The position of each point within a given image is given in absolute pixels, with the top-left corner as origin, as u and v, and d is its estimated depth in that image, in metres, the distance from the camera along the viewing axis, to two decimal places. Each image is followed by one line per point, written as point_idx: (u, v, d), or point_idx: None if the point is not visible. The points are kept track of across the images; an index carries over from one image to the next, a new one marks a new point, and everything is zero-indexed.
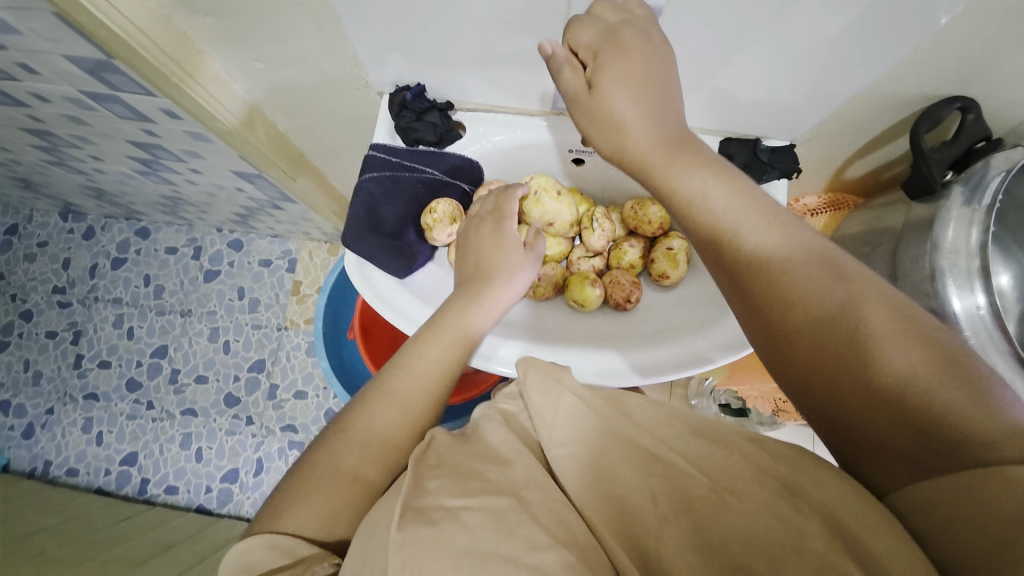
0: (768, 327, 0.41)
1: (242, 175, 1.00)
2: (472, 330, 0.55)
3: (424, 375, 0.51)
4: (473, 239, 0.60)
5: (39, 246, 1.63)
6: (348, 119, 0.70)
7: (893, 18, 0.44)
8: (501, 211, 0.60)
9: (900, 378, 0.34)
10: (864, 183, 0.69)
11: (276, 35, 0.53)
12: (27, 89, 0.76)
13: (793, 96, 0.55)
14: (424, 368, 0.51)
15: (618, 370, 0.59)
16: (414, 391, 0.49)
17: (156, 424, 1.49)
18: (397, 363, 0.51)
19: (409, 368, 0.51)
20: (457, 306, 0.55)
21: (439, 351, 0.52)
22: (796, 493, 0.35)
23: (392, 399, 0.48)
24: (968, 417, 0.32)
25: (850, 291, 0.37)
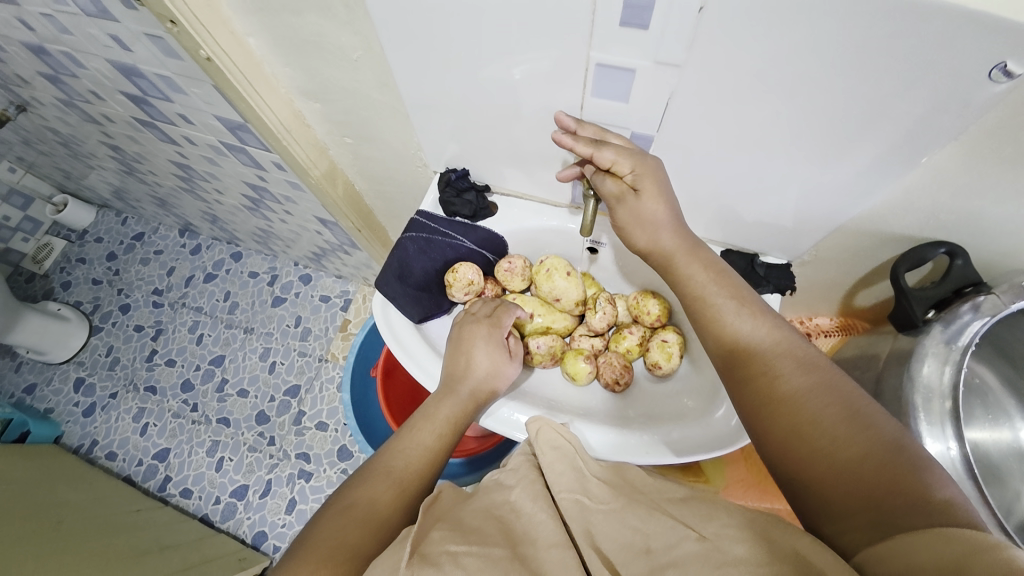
0: (753, 399, 0.47)
1: (322, 221, 1.19)
2: (461, 415, 0.60)
3: (425, 443, 0.58)
4: (464, 337, 0.65)
5: (155, 253, 1.95)
6: (410, 187, 0.85)
7: (864, 167, 0.50)
8: (494, 318, 0.67)
9: (857, 445, 0.39)
10: (874, 313, 0.69)
11: (363, 119, 0.69)
12: (182, 134, 1.00)
13: (787, 221, 0.61)
14: (426, 437, 0.58)
15: (623, 447, 0.60)
16: (412, 459, 0.56)
17: (193, 426, 1.62)
18: (401, 438, 0.58)
19: (412, 441, 0.57)
20: (444, 397, 0.60)
21: (437, 430, 0.59)
22: (770, 541, 0.38)
23: (399, 467, 0.54)
24: (910, 494, 0.35)
25: (820, 376, 0.45)
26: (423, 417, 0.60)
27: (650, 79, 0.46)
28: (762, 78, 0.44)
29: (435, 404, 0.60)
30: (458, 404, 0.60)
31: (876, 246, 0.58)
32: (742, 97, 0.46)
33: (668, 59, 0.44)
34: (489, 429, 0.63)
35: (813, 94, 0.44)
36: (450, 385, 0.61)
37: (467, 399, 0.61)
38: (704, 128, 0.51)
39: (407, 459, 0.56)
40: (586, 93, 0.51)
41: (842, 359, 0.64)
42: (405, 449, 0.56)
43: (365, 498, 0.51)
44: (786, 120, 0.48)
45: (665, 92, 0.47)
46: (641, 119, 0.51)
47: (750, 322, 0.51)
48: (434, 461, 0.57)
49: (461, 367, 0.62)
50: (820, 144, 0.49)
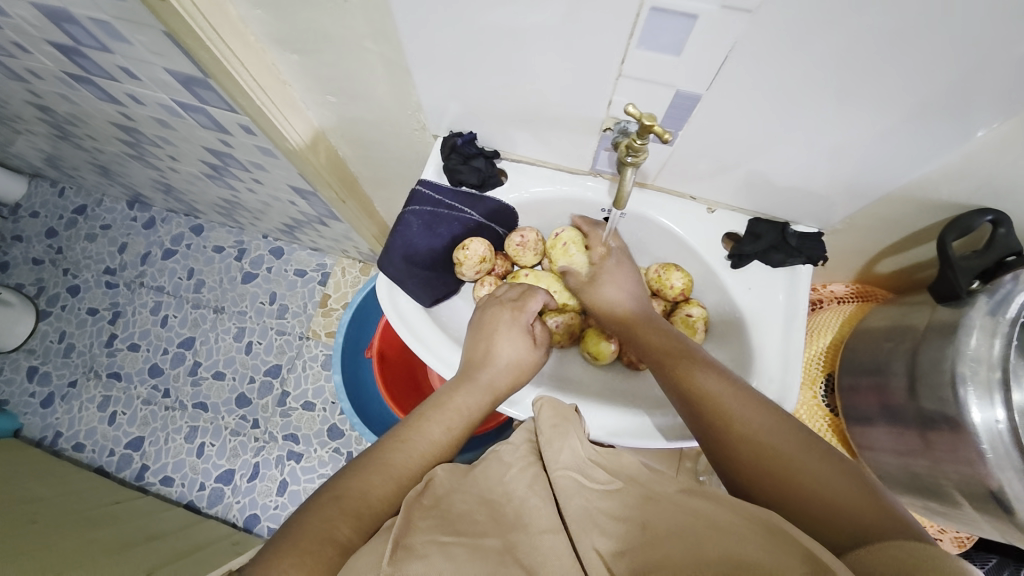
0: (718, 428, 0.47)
1: (297, 191, 1.08)
2: (476, 410, 0.55)
3: (436, 433, 0.52)
4: (486, 321, 0.61)
5: (101, 228, 1.77)
6: (403, 153, 0.77)
7: (922, 132, 0.46)
8: (517, 301, 0.63)
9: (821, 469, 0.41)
10: (894, 279, 0.68)
11: (352, 74, 0.60)
12: (126, 91, 0.86)
13: (823, 187, 0.57)
14: (436, 426, 0.52)
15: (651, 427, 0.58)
16: (423, 452, 0.50)
17: (167, 412, 1.53)
18: (410, 425, 0.52)
19: (422, 429, 0.52)
20: (462, 386, 0.56)
21: (452, 422, 0.53)
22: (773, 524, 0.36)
23: (406, 458, 0.49)
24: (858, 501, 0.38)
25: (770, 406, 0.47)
26: (435, 403, 0.54)
27: (710, 30, 0.40)
28: (838, 27, 0.39)
29: (451, 391, 0.55)
30: (477, 396, 0.55)
31: (913, 212, 0.56)
32: (811, 53, 0.41)
33: (738, 4, 0.38)
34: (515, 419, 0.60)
35: (888, 48, 0.39)
36: (471, 373, 0.57)
37: (489, 390, 0.56)
38: (756, 88, 0.46)
39: (416, 451, 0.50)
40: (630, 44, 0.44)
41: (867, 327, 0.63)
42: (415, 438, 0.51)
43: (366, 484, 0.46)
44: (849, 80, 0.43)
45: (726, 45, 0.41)
46: (689, 76, 0.45)
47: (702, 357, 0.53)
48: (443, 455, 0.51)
49: (480, 357, 0.58)
50: (878, 106, 0.45)
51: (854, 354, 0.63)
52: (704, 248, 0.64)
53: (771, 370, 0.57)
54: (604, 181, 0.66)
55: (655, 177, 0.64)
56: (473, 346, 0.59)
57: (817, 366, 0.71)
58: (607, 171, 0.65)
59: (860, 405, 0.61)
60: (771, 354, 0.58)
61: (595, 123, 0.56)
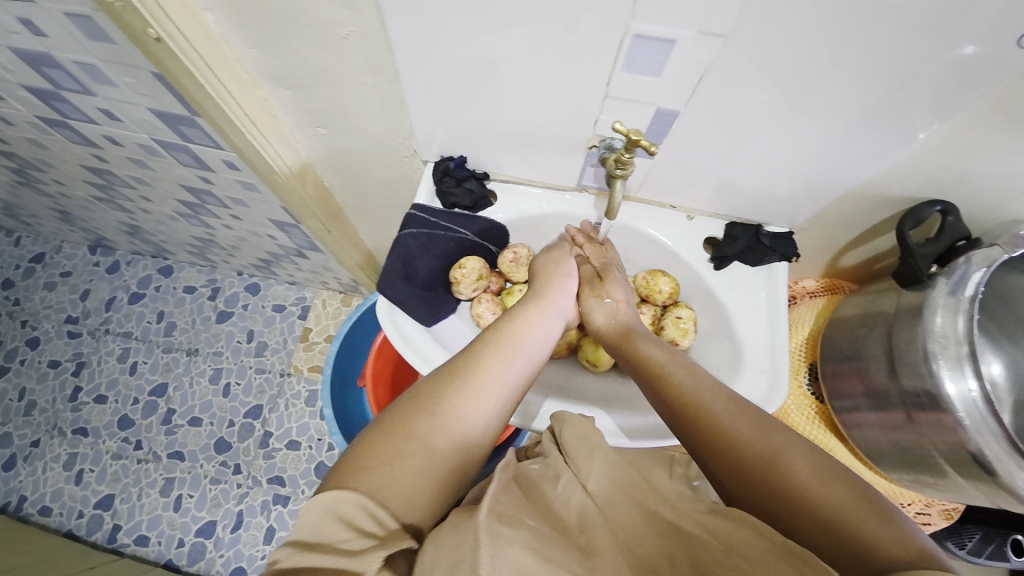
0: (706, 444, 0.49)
1: (278, 224, 1.08)
2: (523, 373, 0.53)
3: (483, 389, 0.49)
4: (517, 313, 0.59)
5: (62, 275, 1.69)
6: (391, 180, 0.79)
7: (876, 135, 0.52)
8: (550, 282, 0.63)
9: (831, 491, 0.42)
10: (858, 270, 0.74)
11: (344, 106, 0.62)
12: (103, 133, 0.85)
13: (790, 191, 0.62)
14: (486, 383, 0.50)
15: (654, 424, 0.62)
16: (472, 408, 0.48)
17: (140, 465, 1.44)
18: (455, 375, 0.49)
19: (470, 383, 0.49)
20: (509, 347, 0.53)
21: (502, 383, 0.51)
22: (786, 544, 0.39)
23: (455, 412, 0.47)
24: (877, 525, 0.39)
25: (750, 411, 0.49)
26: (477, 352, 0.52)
27: (688, 55, 0.45)
28: (800, 47, 0.44)
29: (496, 347, 0.52)
30: (523, 358, 0.54)
31: (870, 208, 0.61)
32: (781, 70, 0.46)
33: (716, 30, 0.42)
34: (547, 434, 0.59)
35: (843, 62, 0.45)
36: (516, 335, 0.55)
37: (533, 354, 0.55)
38: (730, 104, 0.51)
39: (464, 408, 0.48)
40: (616, 67, 0.48)
41: (841, 317, 0.68)
42: (463, 392, 0.48)
43: (421, 431, 0.45)
44: (812, 94, 0.49)
45: (705, 67, 0.46)
46: (669, 95, 0.50)
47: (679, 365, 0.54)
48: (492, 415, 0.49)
49: (522, 327, 0.56)
50: (836, 115, 0.51)
51: (832, 342, 0.67)
52: (687, 253, 0.68)
53: (761, 363, 0.61)
54: (588, 196, 0.70)
55: (638, 190, 0.68)
56: (515, 315, 0.57)
57: (799, 357, 0.75)
58: (591, 186, 0.69)
59: (844, 390, 0.65)
60: (760, 347, 0.62)
61: (579, 142, 0.60)
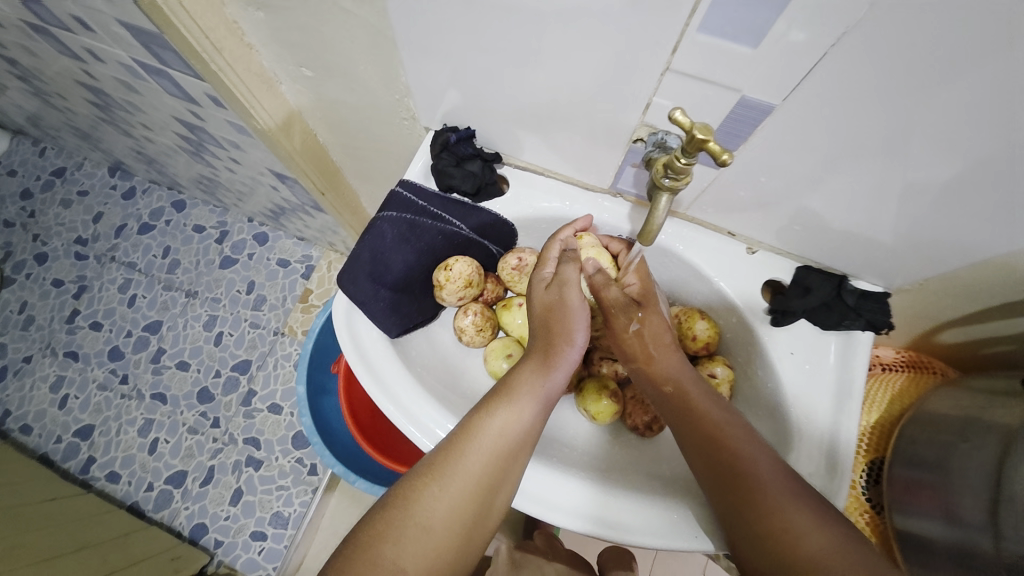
0: (767, 565, 0.37)
1: (278, 176, 0.97)
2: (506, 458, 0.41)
3: (458, 491, 0.39)
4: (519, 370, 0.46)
5: (78, 194, 1.65)
6: (391, 146, 0.65)
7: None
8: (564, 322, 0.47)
9: None
10: (958, 352, 0.57)
11: (328, 42, 0.49)
12: (84, 46, 0.74)
13: (897, 240, 0.45)
14: (461, 480, 0.39)
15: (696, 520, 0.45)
16: (445, 515, 0.38)
17: (123, 401, 1.41)
18: (425, 474, 0.39)
19: (440, 485, 0.39)
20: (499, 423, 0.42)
21: (483, 478, 0.40)
22: None
23: (424, 521, 0.37)
24: None
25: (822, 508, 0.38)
26: (452, 441, 0.41)
27: (816, 7, 0.29)
28: (992, 28, 0.27)
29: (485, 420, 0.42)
30: (514, 447, 0.41)
31: (1007, 285, 0.44)
32: (944, 56, 0.29)
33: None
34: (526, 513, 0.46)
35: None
36: (510, 408, 0.42)
37: (528, 437, 0.42)
38: (854, 102, 0.34)
39: (434, 518, 0.37)
40: (689, 25, 0.32)
41: (933, 414, 0.51)
42: (433, 491, 0.38)
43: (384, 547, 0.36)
44: (987, 107, 0.31)
45: (831, 31, 0.30)
46: (762, 72, 0.34)
47: (762, 460, 0.41)
48: (473, 521, 0.39)
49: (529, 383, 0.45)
50: (1013, 148, 0.33)
51: (915, 446, 0.51)
52: (739, 295, 0.52)
53: (813, 465, 0.46)
54: (624, 202, 0.55)
55: (690, 206, 0.52)
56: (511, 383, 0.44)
57: (857, 449, 0.59)
58: (629, 192, 0.53)
59: (913, 507, 0.49)
60: (815, 443, 0.46)
61: (623, 132, 0.45)
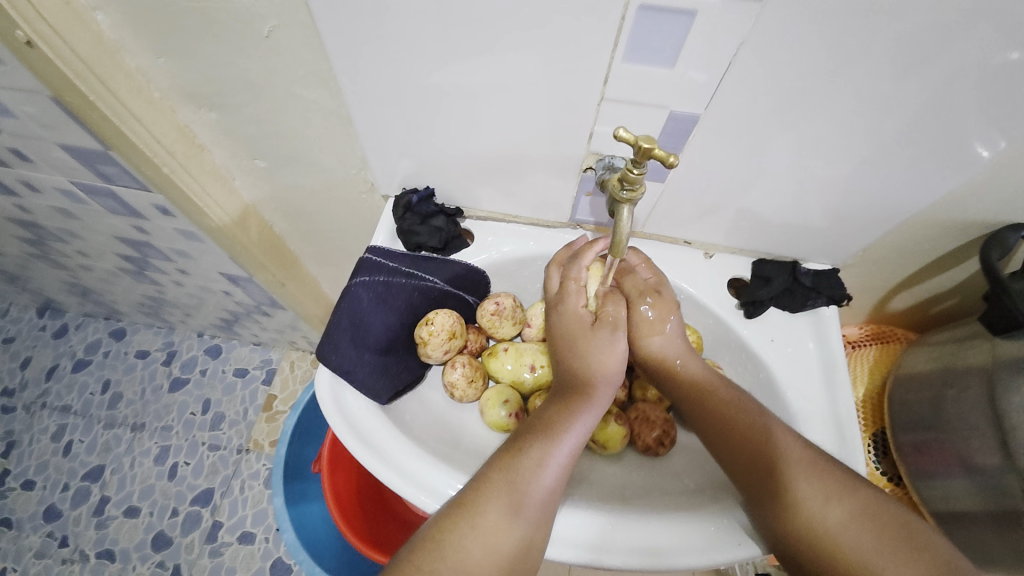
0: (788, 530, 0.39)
1: (231, 278, 0.94)
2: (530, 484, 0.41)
3: (487, 532, 0.38)
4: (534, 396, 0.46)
5: (1, 342, 1.51)
6: (351, 221, 0.67)
7: (952, 138, 0.40)
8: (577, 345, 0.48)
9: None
10: (909, 313, 0.62)
11: (282, 130, 0.51)
12: (19, 177, 0.73)
13: (829, 219, 0.51)
14: (491, 522, 0.38)
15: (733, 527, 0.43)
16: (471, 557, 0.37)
17: (64, 568, 1.20)
18: (454, 514, 0.39)
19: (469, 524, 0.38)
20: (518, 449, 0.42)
21: (515, 515, 0.39)
22: None
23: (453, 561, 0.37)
24: None
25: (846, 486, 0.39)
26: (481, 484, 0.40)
27: (713, 27, 0.34)
28: (847, 22, 0.33)
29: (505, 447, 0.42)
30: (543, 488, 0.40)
31: (934, 237, 0.50)
32: (820, 52, 0.35)
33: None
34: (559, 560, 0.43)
35: (908, 37, 0.34)
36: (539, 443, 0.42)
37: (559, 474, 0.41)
38: (761, 104, 0.40)
39: (470, 557, 0.37)
40: (614, 57, 0.37)
41: (911, 373, 0.54)
42: (460, 526, 0.38)
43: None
44: (869, 82, 0.37)
45: (732, 43, 0.35)
46: (682, 89, 0.39)
47: (782, 434, 0.42)
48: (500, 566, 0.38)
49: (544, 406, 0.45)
50: (894, 116, 0.39)
51: (906, 406, 0.53)
52: (711, 297, 0.55)
53: (824, 439, 0.47)
54: (586, 232, 0.58)
55: (646, 224, 0.56)
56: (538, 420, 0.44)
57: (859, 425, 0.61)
58: (589, 221, 0.57)
59: (935, 470, 0.50)
60: (819, 418, 0.48)
61: (574, 164, 0.49)
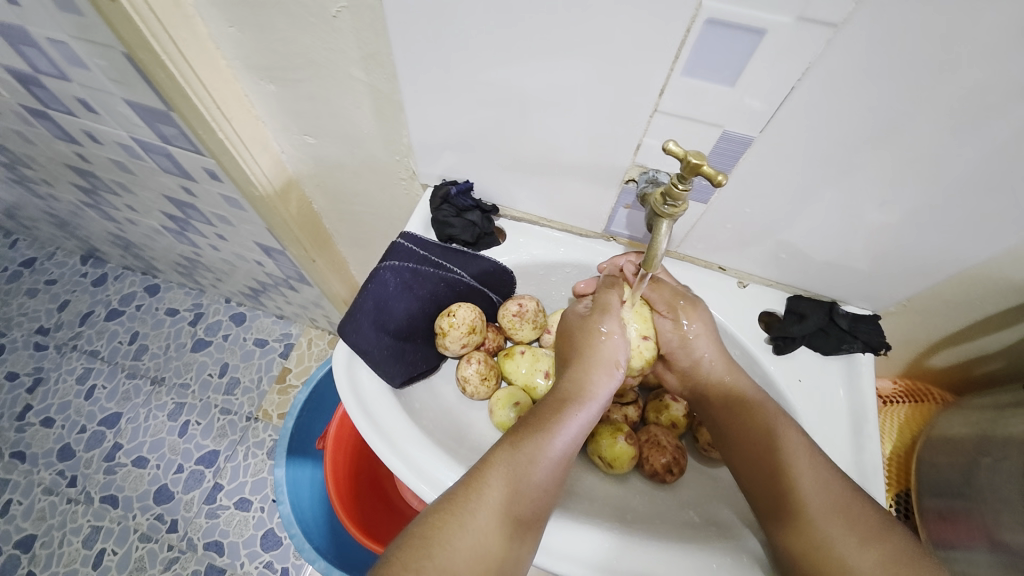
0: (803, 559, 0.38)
1: (265, 249, 0.97)
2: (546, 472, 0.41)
3: (487, 532, 0.37)
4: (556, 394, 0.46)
5: (46, 283, 1.60)
6: (387, 207, 0.68)
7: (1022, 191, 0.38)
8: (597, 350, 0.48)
9: None
10: (949, 373, 0.59)
11: (335, 109, 0.52)
12: (84, 128, 0.77)
13: (875, 264, 0.49)
14: (489, 521, 0.37)
15: (737, 567, 0.42)
16: (469, 557, 0.36)
17: (69, 507, 1.24)
18: (447, 513, 0.37)
19: (465, 524, 0.37)
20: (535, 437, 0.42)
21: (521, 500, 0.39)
22: None
23: (449, 565, 0.35)
24: None
25: (861, 519, 0.38)
26: (476, 479, 0.39)
27: (783, 49, 0.33)
28: (922, 57, 0.32)
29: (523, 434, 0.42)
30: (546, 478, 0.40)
31: (987, 294, 0.47)
32: (887, 87, 0.34)
33: (821, 16, 0.31)
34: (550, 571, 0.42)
35: (988, 77, 0.32)
36: (538, 442, 0.42)
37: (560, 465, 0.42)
38: (817, 135, 0.39)
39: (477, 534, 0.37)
40: (674, 68, 0.37)
41: (945, 436, 0.51)
42: (456, 524, 0.36)
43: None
44: (939, 122, 0.35)
45: (799, 65, 0.34)
46: (738, 109, 0.38)
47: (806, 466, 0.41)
48: (501, 563, 0.37)
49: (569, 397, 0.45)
50: (962, 161, 0.37)
51: (936, 470, 0.50)
52: (740, 328, 0.53)
53: None
54: (618, 245, 0.57)
55: (681, 245, 0.55)
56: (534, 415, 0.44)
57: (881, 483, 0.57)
58: (622, 234, 0.56)
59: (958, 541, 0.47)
60: (842, 468, 0.45)
61: (615, 174, 0.48)
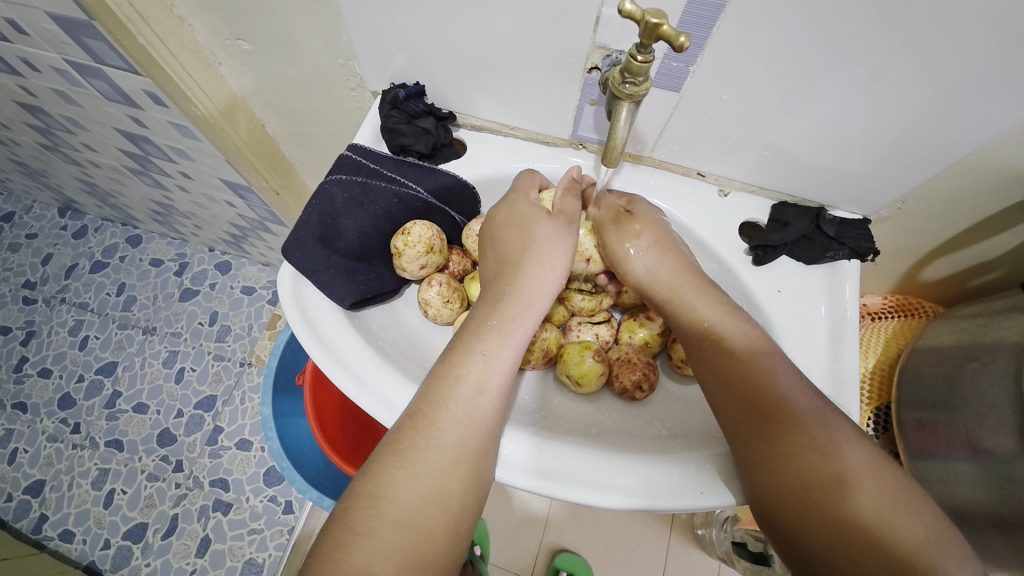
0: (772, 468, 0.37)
1: (231, 187, 0.92)
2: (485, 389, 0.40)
3: (435, 471, 0.36)
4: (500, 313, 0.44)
5: (27, 237, 1.56)
6: (343, 126, 0.62)
7: None
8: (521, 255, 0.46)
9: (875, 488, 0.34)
10: (942, 285, 0.56)
11: (262, 3, 0.46)
12: (16, 53, 0.71)
13: (868, 162, 0.44)
14: (436, 459, 0.36)
15: (701, 479, 0.41)
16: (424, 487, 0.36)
17: (75, 452, 1.28)
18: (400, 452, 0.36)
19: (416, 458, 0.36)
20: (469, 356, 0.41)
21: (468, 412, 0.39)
22: None
23: (395, 511, 0.34)
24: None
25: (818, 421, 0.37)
26: (412, 418, 0.38)
27: None
28: None
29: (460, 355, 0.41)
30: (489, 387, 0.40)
31: (990, 187, 0.43)
32: None
33: None
34: (511, 484, 0.41)
35: None
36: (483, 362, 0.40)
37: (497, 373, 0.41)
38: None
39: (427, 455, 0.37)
40: None
41: (930, 345, 0.49)
42: (395, 471, 0.36)
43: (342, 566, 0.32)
44: None
45: None
46: None
47: (772, 378, 0.39)
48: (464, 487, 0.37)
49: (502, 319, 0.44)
50: (971, 17, 0.31)
51: (919, 380, 0.48)
52: (719, 239, 0.50)
53: None
54: (587, 153, 0.52)
55: (655, 148, 0.50)
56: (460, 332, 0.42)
57: (862, 398, 0.58)
58: (591, 140, 0.51)
59: (937, 449, 0.46)
60: (816, 379, 0.43)
61: (577, 63, 0.43)
